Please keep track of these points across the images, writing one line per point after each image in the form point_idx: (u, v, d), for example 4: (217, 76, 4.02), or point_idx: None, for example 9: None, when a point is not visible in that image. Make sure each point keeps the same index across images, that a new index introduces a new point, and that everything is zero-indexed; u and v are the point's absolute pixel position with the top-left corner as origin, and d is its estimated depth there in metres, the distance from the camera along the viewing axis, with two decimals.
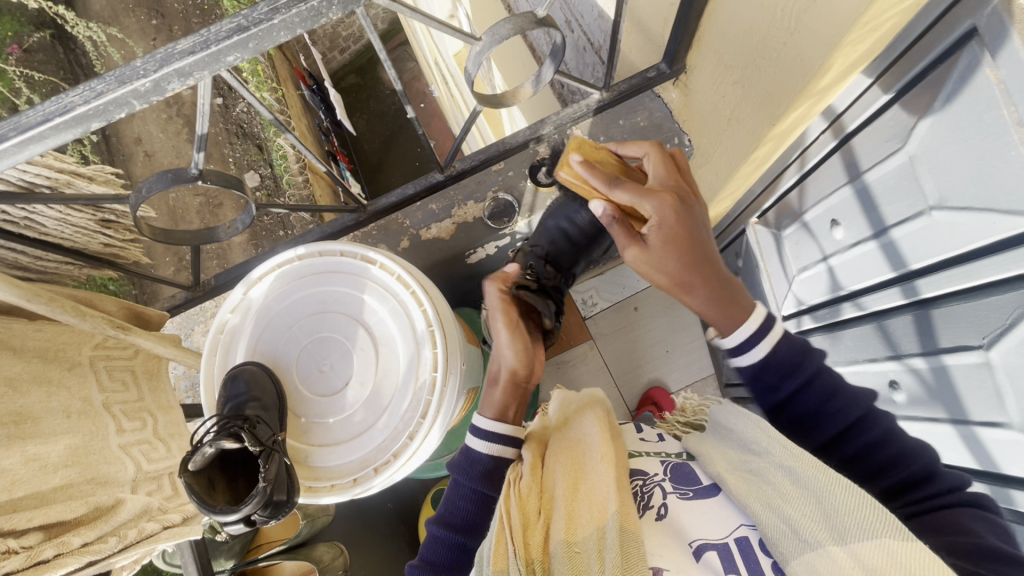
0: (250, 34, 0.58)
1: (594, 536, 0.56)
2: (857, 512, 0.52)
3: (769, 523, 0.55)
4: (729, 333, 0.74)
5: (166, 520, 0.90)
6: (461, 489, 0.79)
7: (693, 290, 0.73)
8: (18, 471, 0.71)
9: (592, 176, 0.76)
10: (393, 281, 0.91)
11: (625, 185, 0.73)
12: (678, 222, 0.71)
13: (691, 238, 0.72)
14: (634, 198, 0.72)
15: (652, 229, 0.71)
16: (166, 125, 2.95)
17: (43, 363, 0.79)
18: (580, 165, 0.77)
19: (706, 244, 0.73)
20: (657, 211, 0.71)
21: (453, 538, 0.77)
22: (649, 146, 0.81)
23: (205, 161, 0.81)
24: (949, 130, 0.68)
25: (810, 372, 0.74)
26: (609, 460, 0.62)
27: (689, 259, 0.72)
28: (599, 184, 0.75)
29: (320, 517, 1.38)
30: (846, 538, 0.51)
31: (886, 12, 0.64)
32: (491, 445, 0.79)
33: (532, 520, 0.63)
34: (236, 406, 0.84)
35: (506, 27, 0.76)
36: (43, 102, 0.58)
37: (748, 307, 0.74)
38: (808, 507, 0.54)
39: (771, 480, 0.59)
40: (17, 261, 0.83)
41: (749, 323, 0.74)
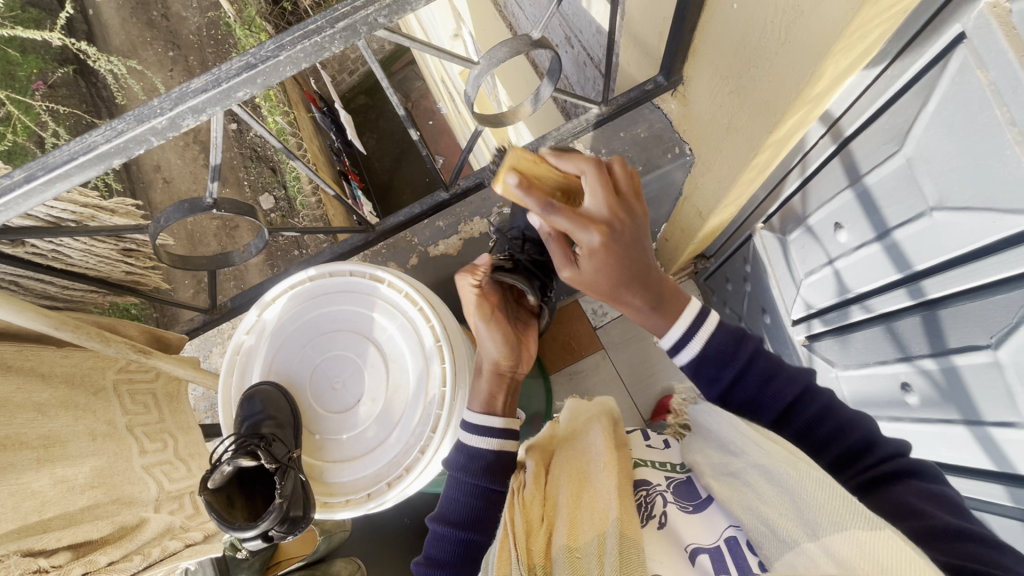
0: (258, 70, 0.62)
1: (594, 542, 0.56)
2: (829, 508, 0.51)
3: (752, 525, 0.55)
4: (662, 334, 0.78)
5: (187, 539, 0.93)
6: (461, 485, 0.79)
7: (626, 303, 0.76)
8: (47, 492, 0.74)
9: (529, 201, 0.66)
10: (402, 298, 0.93)
11: (562, 215, 0.68)
12: (613, 251, 0.70)
13: (623, 263, 0.72)
14: (569, 228, 0.69)
15: (584, 255, 0.71)
16: (183, 152, 3.05)
17: (70, 389, 0.82)
18: (510, 182, 0.66)
19: (638, 267, 0.73)
20: (593, 246, 0.69)
21: (456, 535, 0.77)
22: (588, 163, 0.72)
23: (219, 191, 0.84)
24: (944, 131, 0.68)
25: (747, 355, 0.76)
26: (611, 468, 0.63)
27: (620, 280, 0.73)
28: (534, 209, 0.67)
29: (338, 534, 1.40)
30: (818, 532, 0.50)
31: (876, 19, 0.65)
32: (488, 440, 0.79)
33: (535, 527, 0.64)
34: (252, 424, 0.88)
35: (503, 50, 0.78)
36: (69, 142, 0.62)
37: (679, 308, 0.77)
38: (783, 505, 0.54)
39: (749, 480, 0.59)
40: (45, 291, 0.88)
41: (683, 324, 0.77)
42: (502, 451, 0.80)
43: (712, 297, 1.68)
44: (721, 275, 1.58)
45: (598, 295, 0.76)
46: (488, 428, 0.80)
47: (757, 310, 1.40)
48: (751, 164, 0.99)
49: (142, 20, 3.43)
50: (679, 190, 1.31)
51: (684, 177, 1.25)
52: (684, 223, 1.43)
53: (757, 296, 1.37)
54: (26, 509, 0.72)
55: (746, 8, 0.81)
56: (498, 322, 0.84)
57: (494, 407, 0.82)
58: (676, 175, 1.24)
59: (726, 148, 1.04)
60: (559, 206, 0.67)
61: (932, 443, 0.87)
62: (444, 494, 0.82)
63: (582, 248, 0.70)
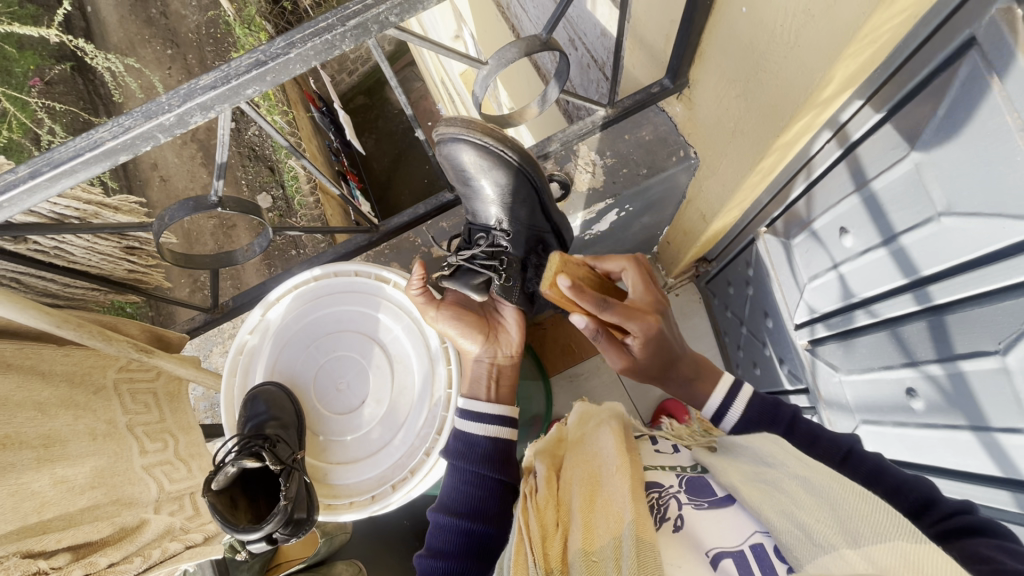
0: (268, 68, 0.61)
1: (609, 546, 0.56)
2: (870, 518, 0.52)
3: (782, 528, 0.54)
4: (703, 405, 0.88)
5: (187, 540, 0.91)
6: (457, 472, 0.80)
7: (670, 381, 0.89)
8: (47, 493, 0.73)
9: (585, 302, 0.79)
10: (407, 299, 0.93)
11: (613, 312, 0.80)
12: (659, 335, 0.84)
13: (664, 345, 0.85)
14: (623, 319, 0.81)
15: (638, 343, 0.83)
16: (182, 150, 3.04)
17: (70, 388, 0.81)
18: (565, 285, 0.78)
19: (677, 348, 0.87)
20: (644, 331, 0.82)
21: (462, 525, 0.76)
22: (626, 261, 0.93)
23: (224, 189, 0.83)
24: (953, 137, 0.68)
25: (789, 417, 0.83)
26: (624, 470, 0.62)
27: (667, 364, 0.86)
28: (590, 308, 0.79)
29: (338, 535, 1.39)
30: (859, 541, 0.50)
31: (886, 24, 0.65)
32: (482, 425, 0.81)
33: (551, 531, 0.63)
34: (257, 425, 0.86)
35: (512, 51, 0.78)
36: (75, 138, 0.61)
37: (713, 380, 0.88)
38: (822, 513, 0.54)
39: (785, 489, 0.59)
40: (46, 289, 0.87)
41: (722, 390, 0.87)
42: (499, 438, 0.82)
43: (713, 301, 1.68)
44: (723, 279, 1.58)
45: (648, 377, 0.88)
46: (480, 413, 0.82)
47: (759, 314, 1.41)
48: (757, 167, 0.99)
49: (141, 18, 3.41)
50: (683, 192, 1.31)
51: (688, 180, 1.25)
52: (687, 226, 1.43)
53: (759, 299, 1.37)
54: (26, 509, 0.71)
55: (755, 12, 0.81)
56: (455, 316, 0.91)
57: (479, 392, 0.85)
58: (680, 178, 1.24)
59: (732, 152, 1.04)
60: (613, 302, 0.81)
61: (937, 448, 0.87)
62: (443, 483, 0.81)
63: (637, 337, 0.82)
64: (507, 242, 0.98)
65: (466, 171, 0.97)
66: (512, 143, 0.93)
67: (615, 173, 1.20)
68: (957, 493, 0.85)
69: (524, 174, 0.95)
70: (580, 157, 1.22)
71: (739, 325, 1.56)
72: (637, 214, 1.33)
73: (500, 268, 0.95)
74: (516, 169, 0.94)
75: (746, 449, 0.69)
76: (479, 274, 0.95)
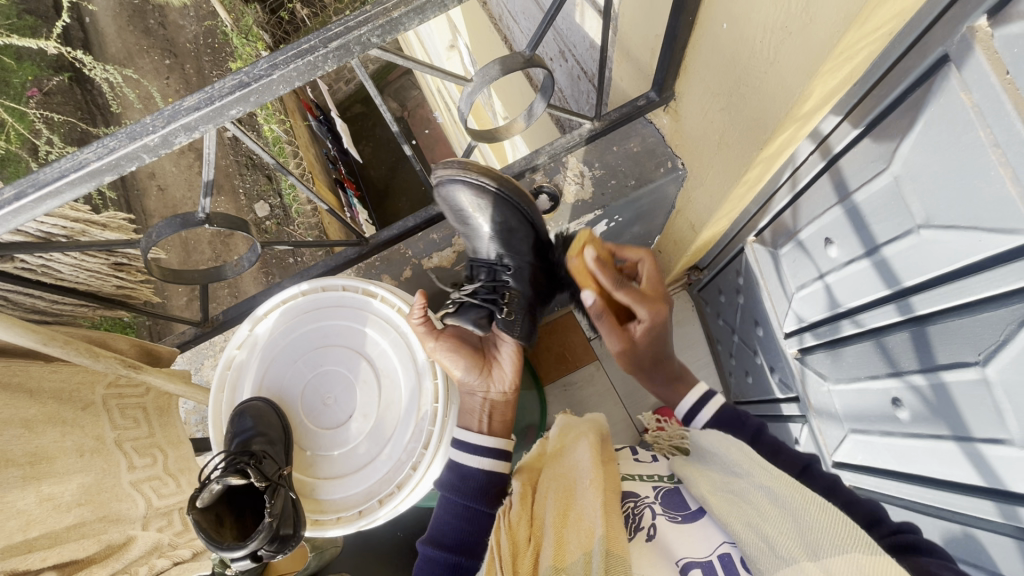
0: (251, 89, 0.62)
1: (580, 562, 0.56)
2: (833, 529, 0.52)
3: (748, 540, 0.55)
4: (677, 406, 0.92)
5: (174, 556, 0.90)
6: (450, 505, 0.80)
7: (653, 376, 0.95)
8: (33, 511, 0.73)
9: (605, 277, 0.88)
10: (394, 313, 0.93)
11: (626, 293, 0.89)
12: (665, 323, 0.92)
13: (660, 336, 0.93)
14: (635, 302, 0.89)
15: (642, 329, 0.91)
16: (179, 160, 3.06)
17: (58, 404, 0.82)
18: (590, 256, 0.87)
19: (667, 348, 0.94)
20: (653, 318, 0.89)
21: (449, 559, 0.76)
22: (645, 254, 0.97)
23: (211, 206, 0.83)
24: (930, 151, 0.69)
25: (754, 428, 0.87)
26: (597, 484, 0.63)
27: (658, 356, 0.93)
28: (606, 283, 0.89)
29: (329, 548, 1.39)
30: (818, 554, 0.51)
31: (862, 41, 0.66)
32: (480, 459, 0.82)
33: (523, 548, 0.63)
34: (242, 441, 0.86)
35: (495, 68, 0.79)
36: (60, 159, 0.62)
37: (691, 385, 0.93)
38: (784, 524, 0.54)
39: (751, 500, 0.60)
40: (33, 305, 0.87)
41: (695, 395, 0.92)
42: (494, 471, 0.82)
43: (706, 309, 1.69)
44: (714, 286, 1.59)
45: (636, 365, 0.94)
46: (474, 446, 0.83)
47: (749, 323, 1.41)
48: (742, 179, 1.00)
49: (139, 29, 3.44)
50: (673, 202, 1.33)
51: (677, 190, 1.26)
52: (677, 236, 1.44)
53: (750, 308, 1.37)
54: (11, 527, 0.71)
55: (735, 28, 0.82)
56: (455, 349, 0.89)
57: (471, 424, 0.86)
58: (668, 189, 1.25)
59: (718, 164, 1.05)
60: (626, 286, 0.90)
61: (923, 458, 0.87)
62: (435, 515, 0.81)
63: (645, 322, 0.90)
64: (509, 277, 0.98)
65: (465, 213, 0.98)
66: (502, 178, 0.95)
67: (605, 184, 1.20)
68: (943, 503, 0.86)
69: (515, 207, 0.96)
70: (570, 168, 1.23)
71: (730, 333, 1.57)
72: (626, 224, 1.34)
73: (500, 303, 0.94)
74: (514, 206, 0.96)
75: (716, 456, 0.70)
76: (481, 309, 0.93)
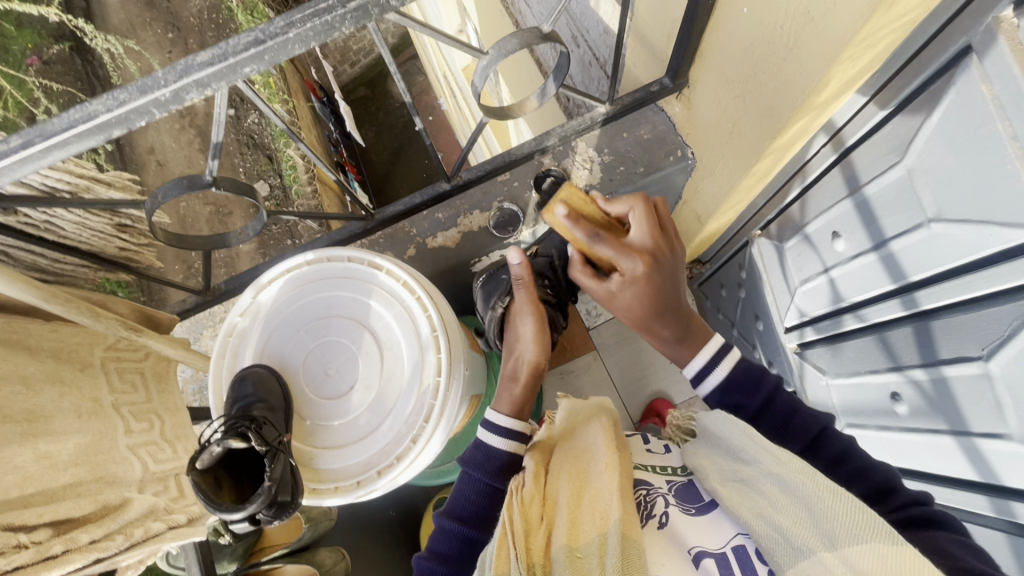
0: (267, 47, 0.61)
1: (595, 542, 0.57)
2: (847, 517, 0.53)
3: (762, 531, 0.56)
4: (686, 364, 0.88)
5: (171, 521, 0.91)
6: (473, 482, 0.81)
7: (658, 335, 0.86)
8: (30, 468, 0.73)
9: (579, 230, 0.79)
10: (399, 286, 0.93)
11: (606, 243, 0.79)
12: (652, 280, 0.79)
13: (659, 291, 0.80)
14: (613, 254, 0.79)
15: (626, 281, 0.80)
16: (179, 135, 3.03)
17: (57, 363, 0.81)
18: (560, 213, 0.81)
19: (668, 301, 0.82)
20: (631, 272, 0.78)
21: (463, 532, 0.79)
22: (637, 202, 0.83)
23: (219, 169, 0.82)
24: (947, 144, 0.68)
25: (769, 390, 0.84)
26: (613, 468, 0.63)
27: (656, 309, 0.82)
28: (582, 237, 0.80)
29: (323, 521, 1.42)
30: (835, 544, 0.52)
31: (883, 29, 0.65)
32: (507, 441, 0.80)
33: (534, 526, 0.64)
34: (243, 407, 0.85)
35: (513, 41, 0.78)
36: (68, 110, 0.60)
37: (699, 343, 0.87)
38: (798, 514, 0.55)
39: (762, 489, 0.60)
40: (36, 263, 0.86)
41: (706, 354, 0.86)
42: (518, 454, 0.81)
43: (707, 303, 1.69)
44: (716, 281, 1.59)
45: (631, 317, 0.85)
46: (498, 425, 0.82)
47: (750, 316, 1.41)
48: (753, 169, 1.00)
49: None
50: (679, 194, 1.33)
51: (685, 180, 1.26)
52: (683, 227, 1.45)
53: (751, 302, 1.37)
54: (8, 483, 0.70)
55: (755, 13, 0.81)
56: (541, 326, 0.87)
57: (502, 400, 0.84)
58: (676, 178, 1.24)
59: (729, 153, 1.05)
60: (606, 237, 0.80)
61: (919, 452, 0.88)
62: (454, 490, 0.83)
63: (627, 275, 0.79)
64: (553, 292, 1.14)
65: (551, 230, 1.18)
66: None
67: (613, 170, 1.20)
68: (941, 498, 0.86)
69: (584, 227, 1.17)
70: (578, 153, 1.22)
71: (730, 328, 1.57)
72: None
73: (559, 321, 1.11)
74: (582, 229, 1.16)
75: (723, 439, 0.69)
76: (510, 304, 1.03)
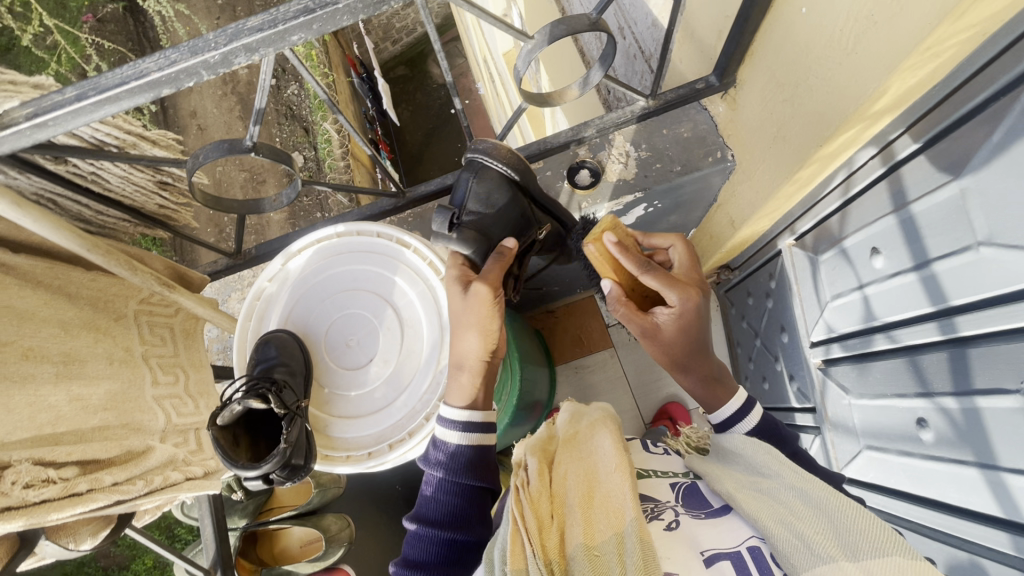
0: (316, 16, 0.61)
1: (612, 542, 0.58)
2: (869, 532, 0.53)
3: (779, 534, 0.56)
4: (715, 410, 0.83)
5: (188, 472, 0.92)
6: (444, 483, 0.81)
7: (688, 372, 0.83)
8: (63, 408, 0.76)
9: (626, 260, 0.83)
10: (425, 266, 0.94)
11: (655, 273, 0.81)
12: (699, 313, 0.80)
13: (700, 330, 0.81)
14: (661, 287, 0.80)
15: (673, 314, 0.80)
16: (221, 101, 3.09)
17: (92, 311, 0.85)
18: (612, 241, 0.83)
19: (707, 337, 0.83)
20: (682, 301, 0.79)
21: (440, 537, 0.79)
22: (677, 240, 0.91)
23: (259, 135, 0.83)
24: (1006, 164, 0.65)
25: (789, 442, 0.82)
26: (625, 470, 0.64)
27: (692, 347, 0.82)
28: (631, 266, 0.82)
29: (331, 488, 1.42)
30: (858, 555, 0.52)
31: (951, 39, 0.61)
32: (467, 435, 0.81)
33: (547, 523, 0.64)
34: (266, 368, 0.88)
35: (559, 28, 0.77)
36: (121, 66, 0.62)
37: (731, 390, 0.84)
38: (819, 525, 0.55)
39: (782, 499, 0.61)
40: (80, 214, 0.90)
41: (735, 403, 0.83)
42: (481, 445, 0.82)
43: (731, 310, 1.66)
44: (743, 288, 1.56)
45: (665, 355, 0.83)
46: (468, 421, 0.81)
47: (776, 327, 1.38)
48: (794, 177, 0.97)
49: None
50: (714, 196, 1.30)
51: (721, 183, 1.23)
52: (715, 231, 1.42)
53: (778, 313, 1.34)
54: (42, 420, 0.74)
55: (814, 14, 0.78)
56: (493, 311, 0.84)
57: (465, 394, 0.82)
58: (713, 179, 1.21)
59: (770, 158, 1.02)
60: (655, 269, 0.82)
61: (940, 481, 0.85)
62: (422, 489, 0.84)
63: (675, 308, 0.80)
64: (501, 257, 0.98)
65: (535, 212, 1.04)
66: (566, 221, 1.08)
67: (648, 167, 1.18)
68: (953, 530, 0.84)
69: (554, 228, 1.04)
70: (615, 146, 1.20)
71: (753, 337, 1.54)
72: (664, 212, 1.32)
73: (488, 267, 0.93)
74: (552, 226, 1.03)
75: (743, 457, 0.70)
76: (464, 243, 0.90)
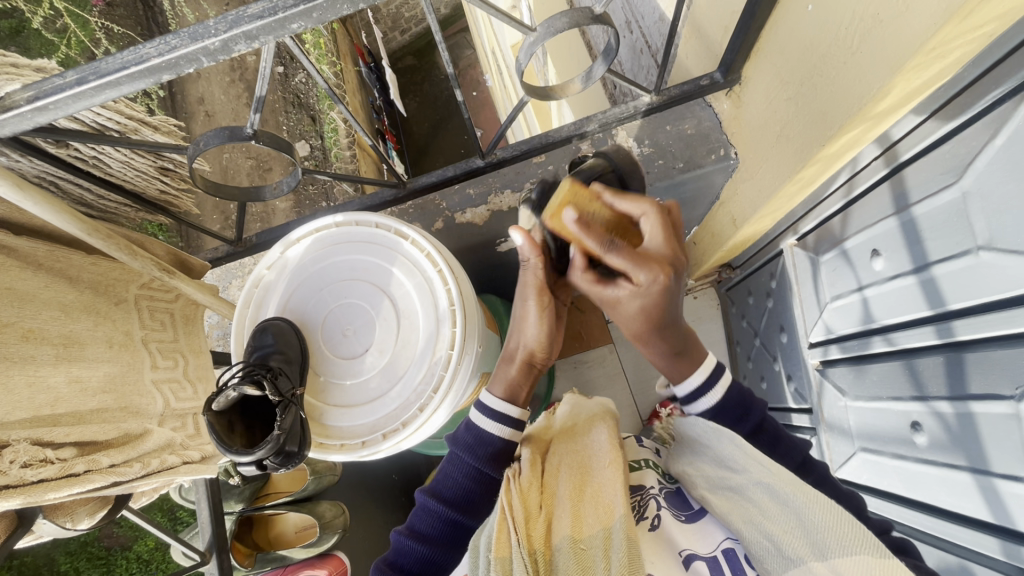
0: (316, 4, 0.60)
1: (599, 536, 0.58)
2: (836, 529, 0.55)
3: (752, 538, 0.58)
4: (680, 381, 0.83)
5: (185, 456, 0.93)
6: (461, 464, 0.82)
7: (653, 346, 0.80)
8: (62, 390, 0.77)
9: (586, 239, 0.70)
10: (423, 257, 0.93)
11: (619, 252, 0.70)
12: (664, 297, 0.72)
13: (665, 312, 0.74)
14: (627, 267, 0.70)
15: (637, 295, 0.72)
16: (228, 88, 3.10)
17: (93, 294, 0.86)
18: (570, 218, 0.69)
19: (673, 315, 0.76)
20: (647, 284, 0.70)
21: (449, 516, 0.81)
22: (651, 204, 0.75)
23: (260, 122, 0.83)
24: (1007, 167, 0.65)
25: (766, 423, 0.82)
26: (618, 466, 0.64)
27: (656, 325, 0.76)
28: (592, 246, 0.70)
29: (327, 475, 1.45)
30: (826, 554, 0.53)
31: (957, 39, 0.60)
32: (499, 426, 0.81)
33: (535, 514, 0.64)
34: (263, 356, 0.89)
35: (563, 20, 0.76)
36: (121, 51, 0.62)
37: (697, 359, 0.83)
38: (789, 525, 0.57)
39: (752, 498, 0.61)
40: (81, 198, 0.92)
41: (702, 373, 0.82)
42: (511, 439, 0.82)
43: (731, 309, 1.66)
44: (745, 287, 1.55)
45: (630, 328, 0.79)
46: (497, 411, 0.82)
47: (776, 327, 1.37)
48: (796, 176, 0.96)
49: None
50: (716, 194, 1.30)
51: (724, 181, 1.22)
52: (717, 229, 1.41)
53: (777, 313, 1.34)
54: (40, 401, 0.75)
55: (821, 11, 0.77)
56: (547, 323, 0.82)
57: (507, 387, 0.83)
58: (715, 178, 1.21)
59: (773, 157, 1.01)
60: (620, 244, 0.70)
61: (932, 485, 0.85)
62: (442, 470, 0.85)
63: (641, 291, 0.71)
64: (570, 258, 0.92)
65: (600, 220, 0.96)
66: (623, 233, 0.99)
67: (651, 163, 1.17)
68: (945, 534, 0.84)
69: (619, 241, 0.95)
70: (618, 142, 1.20)
71: (752, 337, 1.54)
72: None
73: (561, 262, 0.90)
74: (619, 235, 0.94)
75: (707, 448, 0.69)
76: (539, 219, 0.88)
